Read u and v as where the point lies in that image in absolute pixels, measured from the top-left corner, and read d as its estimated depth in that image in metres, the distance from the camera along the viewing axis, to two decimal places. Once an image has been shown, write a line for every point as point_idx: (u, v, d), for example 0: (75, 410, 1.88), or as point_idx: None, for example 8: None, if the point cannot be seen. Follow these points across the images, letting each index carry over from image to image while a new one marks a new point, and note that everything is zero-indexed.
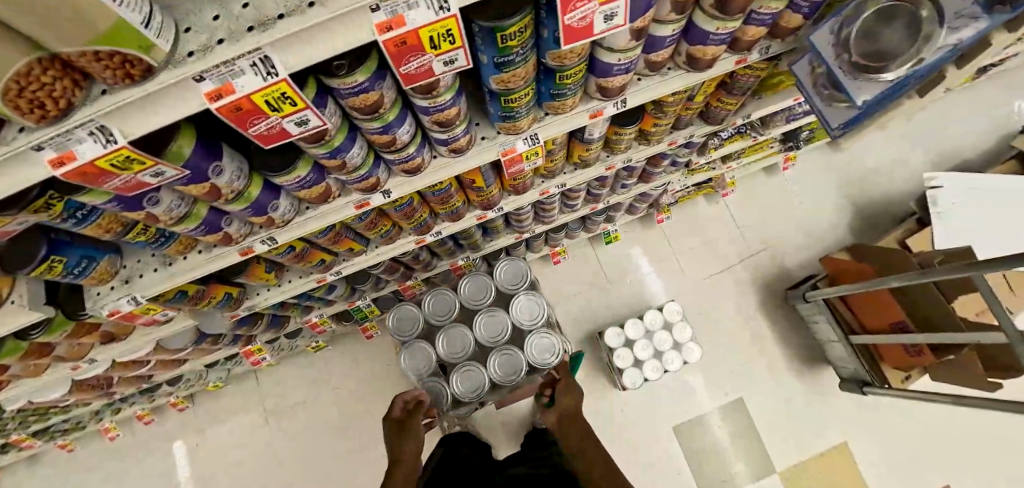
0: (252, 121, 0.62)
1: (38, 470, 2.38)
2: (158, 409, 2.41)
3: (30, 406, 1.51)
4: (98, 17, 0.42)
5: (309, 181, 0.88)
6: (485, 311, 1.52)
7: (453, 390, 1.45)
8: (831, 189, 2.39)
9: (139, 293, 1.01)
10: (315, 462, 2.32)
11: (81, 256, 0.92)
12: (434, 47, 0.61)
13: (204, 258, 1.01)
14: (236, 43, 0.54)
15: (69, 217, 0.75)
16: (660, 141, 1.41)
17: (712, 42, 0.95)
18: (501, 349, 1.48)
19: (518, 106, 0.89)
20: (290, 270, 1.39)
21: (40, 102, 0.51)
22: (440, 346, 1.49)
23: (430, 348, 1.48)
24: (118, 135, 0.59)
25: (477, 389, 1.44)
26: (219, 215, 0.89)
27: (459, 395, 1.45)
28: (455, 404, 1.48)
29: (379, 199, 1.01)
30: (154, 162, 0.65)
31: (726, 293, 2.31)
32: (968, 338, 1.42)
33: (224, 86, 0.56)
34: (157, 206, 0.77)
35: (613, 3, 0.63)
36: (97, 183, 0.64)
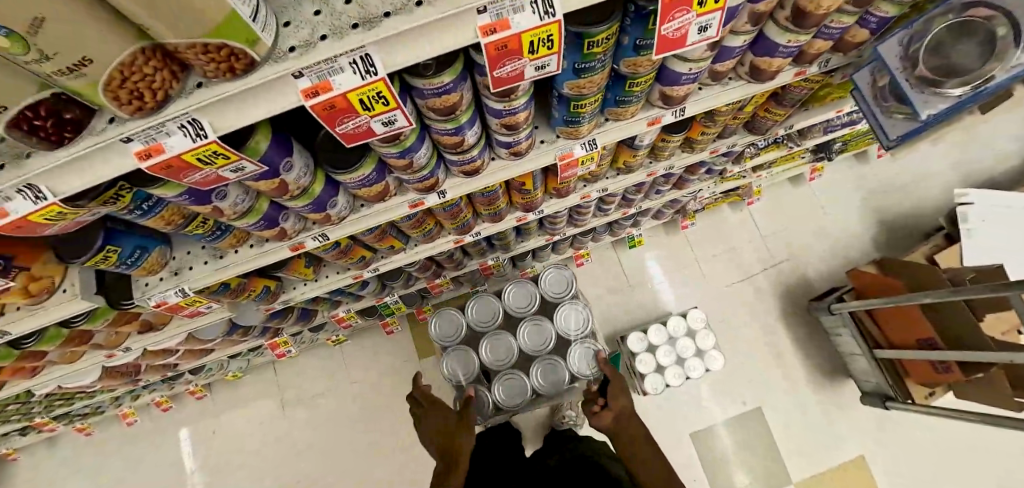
0: (342, 120, 0.59)
1: (58, 452, 2.40)
2: (177, 396, 2.41)
3: (60, 390, 1.51)
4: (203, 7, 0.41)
5: (371, 180, 0.87)
6: (530, 320, 1.53)
7: (495, 397, 1.47)
8: (857, 201, 2.38)
9: (187, 286, 1.00)
10: (331, 454, 2.32)
11: (135, 246, 0.91)
12: (531, 52, 0.59)
13: (255, 252, 1.00)
14: (341, 40, 0.52)
15: (135, 208, 0.74)
16: (704, 149, 1.39)
17: (781, 54, 0.93)
18: (544, 359, 1.50)
19: (584, 112, 0.88)
20: (327, 266, 1.38)
21: (140, 93, 0.50)
22: (484, 353, 1.50)
23: (474, 354, 1.49)
24: (208, 129, 0.56)
25: (519, 397, 1.47)
26: (279, 210, 0.88)
27: (500, 401, 1.47)
28: (495, 410, 1.50)
29: (434, 200, 1.00)
30: (237, 158, 0.63)
31: (747, 302, 2.31)
32: (999, 356, 1.39)
33: (322, 84, 0.54)
34: (223, 200, 0.76)
35: (711, 13, 0.63)
36: (178, 177, 0.62)
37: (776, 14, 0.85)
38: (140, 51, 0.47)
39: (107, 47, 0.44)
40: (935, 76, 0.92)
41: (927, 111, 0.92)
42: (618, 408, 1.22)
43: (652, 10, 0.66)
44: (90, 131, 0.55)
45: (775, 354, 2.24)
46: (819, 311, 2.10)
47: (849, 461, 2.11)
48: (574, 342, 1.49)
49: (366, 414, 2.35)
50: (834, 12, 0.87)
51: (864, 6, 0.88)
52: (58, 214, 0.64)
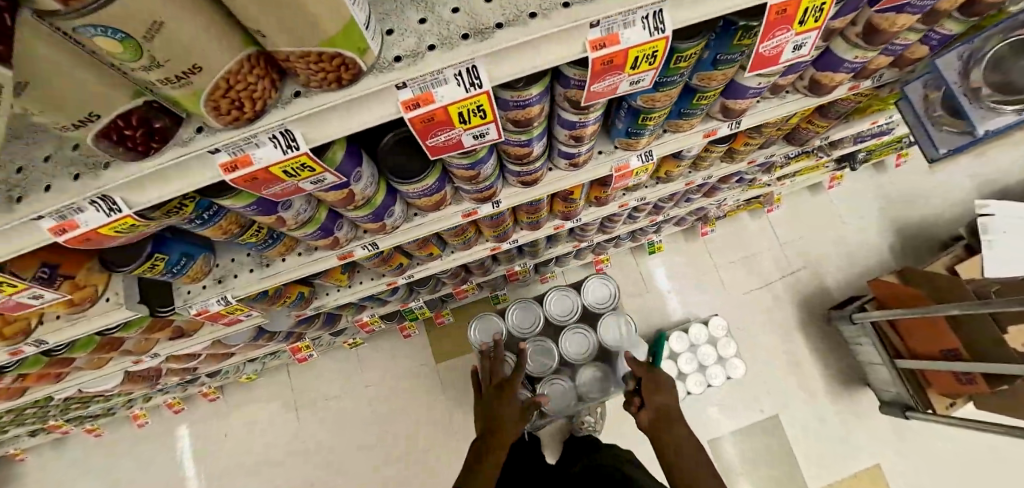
0: (435, 132, 0.57)
1: (65, 453, 2.35)
2: (188, 398, 2.37)
3: (80, 394, 1.47)
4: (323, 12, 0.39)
5: (432, 190, 0.84)
6: (573, 327, 1.59)
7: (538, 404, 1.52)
8: (874, 210, 2.39)
9: (232, 294, 0.97)
10: (345, 459, 2.29)
11: (182, 253, 0.87)
12: (632, 68, 0.58)
13: (303, 261, 0.98)
14: (451, 51, 0.50)
15: (196, 218, 0.70)
16: (743, 160, 1.38)
17: (845, 69, 0.92)
18: (585, 365, 1.57)
19: (650, 125, 0.86)
20: (361, 272, 1.35)
21: (240, 103, 0.48)
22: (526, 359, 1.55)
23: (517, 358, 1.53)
24: (300, 140, 0.53)
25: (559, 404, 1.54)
26: (335, 219, 0.86)
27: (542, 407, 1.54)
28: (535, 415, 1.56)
29: (487, 209, 0.98)
30: (321, 170, 0.60)
31: (765, 309, 2.31)
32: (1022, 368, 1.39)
33: (424, 95, 0.51)
34: (288, 210, 0.74)
35: (809, 33, 0.63)
36: (259, 189, 0.59)
37: (846, 31, 0.84)
38: (245, 59, 0.44)
39: (216, 55, 0.42)
40: (992, 91, 0.92)
41: (984, 126, 0.92)
42: (654, 408, 1.21)
43: (742, 25, 0.65)
44: (177, 141, 0.52)
45: (793, 362, 2.25)
46: (839, 320, 2.13)
47: (865, 469, 2.12)
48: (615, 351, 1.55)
49: (381, 417, 2.32)
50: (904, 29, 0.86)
51: (931, 24, 0.87)
52: (128, 226, 0.61)
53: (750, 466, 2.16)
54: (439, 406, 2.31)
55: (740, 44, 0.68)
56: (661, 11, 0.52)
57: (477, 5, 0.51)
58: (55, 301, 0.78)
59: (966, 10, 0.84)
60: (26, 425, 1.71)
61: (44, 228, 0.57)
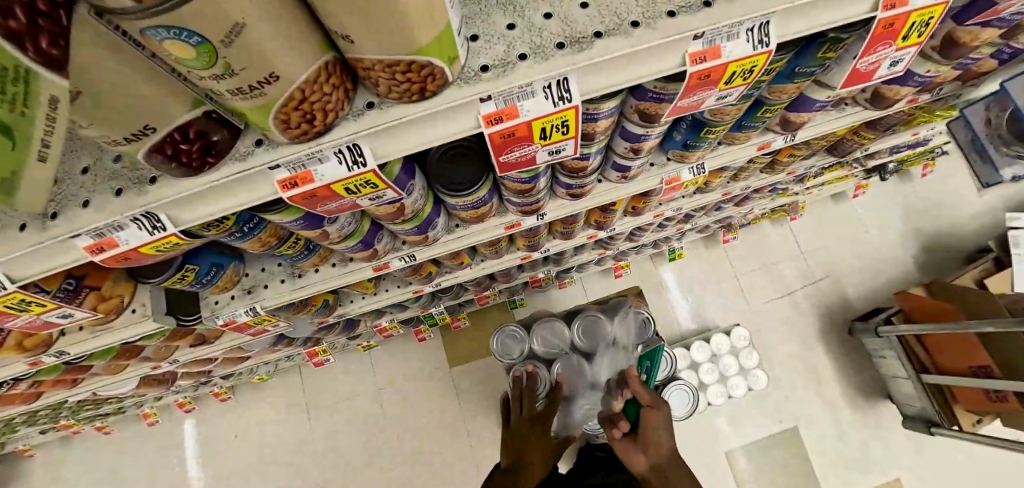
0: (512, 148, 0.52)
1: (73, 451, 2.31)
2: (198, 398, 2.32)
3: (93, 397, 1.43)
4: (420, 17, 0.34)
5: (480, 203, 0.79)
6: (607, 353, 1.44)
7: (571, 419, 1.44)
8: (898, 220, 2.35)
9: (262, 305, 0.92)
10: (355, 462, 2.24)
11: (212, 263, 0.82)
12: (726, 83, 0.53)
13: (338, 272, 0.94)
14: (544, 62, 0.45)
15: (236, 231, 0.64)
16: (784, 171, 1.34)
17: (913, 83, 0.88)
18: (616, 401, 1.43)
19: (710, 138, 0.81)
20: (388, 279, 1.30)
21: (311, 116, 0.43)
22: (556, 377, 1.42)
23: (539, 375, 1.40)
24: (368, 156, 0.49)
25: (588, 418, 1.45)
26: (376, 231, 0.81)
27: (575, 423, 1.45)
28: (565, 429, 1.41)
29: (532, 222, 0.94)
30: (383, 186, 0.55)
31: (786, 319, 2.27)
32: None
33: (508, 109, 0.47)
34: (333, 224, 0.69)
35: (909, 48, 0.59)
36: (315, 206, 0.55)
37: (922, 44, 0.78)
38: (322, 67, 0.40)
39: (294, 63, 0.37)
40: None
41: None
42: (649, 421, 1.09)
43: (832, 37, 0.59)
44: (235, 155, 0.47)
45: (813, 374, 2.21)
46: (862, 333, 2.10)
47: (884, 483, 2.09)
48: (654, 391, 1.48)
49: (391, 421, 2.27)
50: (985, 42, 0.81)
51: (1008, 38, 0.82)
52: (169, 244, 0.56)
53: (764, 476, 2.12)
54: (451, 411, 2.27)
55: (824, 57, 0.63)
56: (767, 23, 0.48)
57: (571, 12, 0.46)
58: (82, 318, 0.73)
59: None
60: (36, 425, 1.67)
61: (79, 247, 0.52)
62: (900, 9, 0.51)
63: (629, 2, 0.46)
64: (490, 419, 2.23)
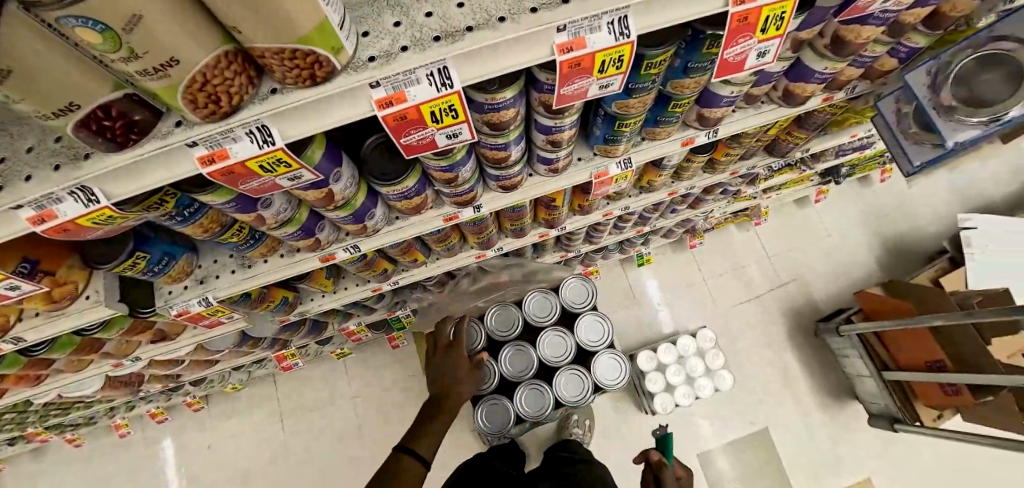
0: (409, 131, 0.59)
1: (42, 464, 2.32)
2: (171, 408, 2.35)
3: (59, 398, 1.47)
4: (297, 15, 0.41)
5: (412, 192, 0.86)
6: (552, 330, 1.42)
7: (479, 424, 1.35)
8: (857, 224, 2.45)
9: (212, 295, 0.97)
10: (329, 472, 2.24)
11: (163, 253, 0.87)
12: (601, 71, 0.59)
13: (286, 262, 0.98)
14: (422, 53, 0.52)
15: (177, 215, 0.70)
16: (725, 171, 1.41)
17: (816, 80, 0.92)
18: (566, 370, 1.39)
19: (625, 132, 0.88)
20: (347, 277, 1.35)
21: (216, 97, 0.49)
22: (504, 364, 1.39)
23: (493, 365, 1.37)
24: (276, 136, 0.55)
25: (501, 425, 1.35)
26: (316, 220, 0.87)
27: (485, 429, 1.34)
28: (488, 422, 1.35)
29: (469, 214, 0.99)
30: (298, 166, 0.62)
31: (752, 322, 2.34)
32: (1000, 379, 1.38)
33: (397, 94, 0.54)
34: (267, 209, 0.74)
35: (772, 40, 0.63)
36: (235, 183, 0.60)
37: (815, 43, 0.85)
38: (223, 56, 0.46)
39: (193, 50, 0.43)
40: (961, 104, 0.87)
41: (955, 138, 0.85)
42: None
43: (710, 34, 0.66)
44: (156, 135, 0.53)
45: (784, 375, 2.25)
46: (825, 333, 2.13)
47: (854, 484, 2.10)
48: (599, 353, 1.39)
49: (364, 430, 2.29)
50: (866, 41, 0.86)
51: (897, 37, 0.87)
52: (105, 218, 0.60)
53: (739, 477, 2.13)
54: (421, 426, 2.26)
55: (710, 53, 0.71)
56: (626, 17, 0.54)
57: (448, 11, 0.54)
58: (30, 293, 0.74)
59: (931, 24, 0.84)
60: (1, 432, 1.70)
61: (23, 219, 0.56)
62: (748, 3, 0.56)
63: (498, 1, 0.54)
64: (463, 427, 2.24)
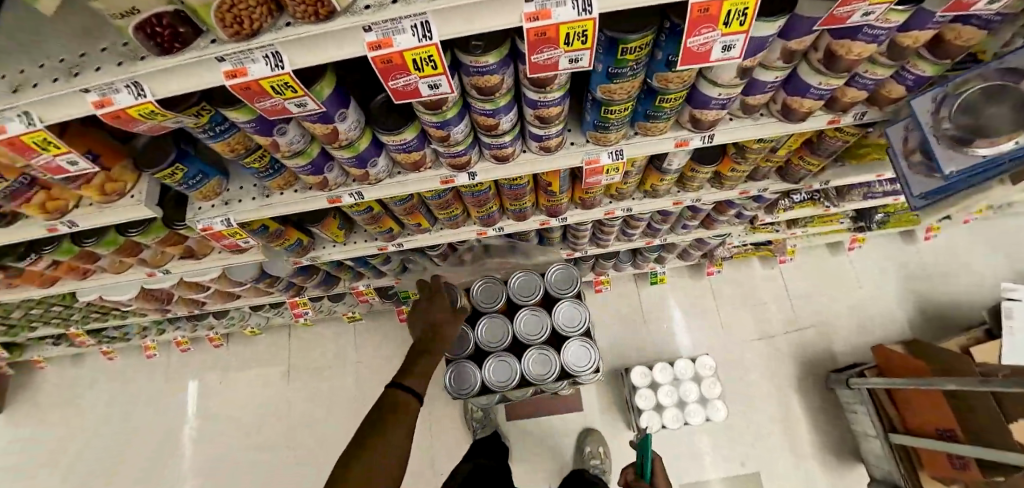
0: (396, 75, 0.69)
1: (83, 368, 2.65)
2: (195, 340, 2.61)
3: (103, 301, 1.69)
4: None
5: (411, 146, 0.95)
6: (530, 311, 1.33)
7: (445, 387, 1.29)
8: (893, 279, 2.32)
9: (233, 216, 1.10)
10: (321, 426, 2.38)
11: (198, 170, 1.02)
12: (567, 44, 0.67)
13: (298, 197, 1.10)
14: (407, 6, 0.62)
15: (209, 129, 0.83)
16: (734, 189, 1.42)
17: (812, 95, 0.93)
18: (538, 355, 1.30)
19: (612, 119, 0.94)
20: (357, 232, 1.47)
21: (240, 20, 0.60)
22: (478, 336, 1.31)
23: (467, 334, 1.30)
24: (286, 63, 0.66)
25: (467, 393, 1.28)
26: (325, 159, 0.99)
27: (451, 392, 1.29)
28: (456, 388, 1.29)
29: (464, 179, 1.08)
30: (303, 93, 0.73)
31: (761, 361, 2.25)
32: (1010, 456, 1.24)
33: (385, 40, 0.63)
34: (283, 136, 0.86)
35: (736, 35, 0.66)
36: (252, 99, 0.72)
37: (810, 55, 0.86)
38: None
39: None
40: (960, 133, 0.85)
41: (950, 167, 0.84)
42: None
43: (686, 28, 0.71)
44: (195, 47, 0.65)
45: (786, 421, 2.14)
46: (835, 383, 2.03)
47: None
48: (573, 342, 1.30)
49: (365, 391, 2.44)
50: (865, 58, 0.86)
51: (900, 61, 0.86)
52: (150, 113, 0.73)
53: None
54: None
55: None
56: None
57: None
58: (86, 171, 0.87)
59: (938, 51, 0.83)
60: (51, 324, 1.98)
61: (88, 102, 0.70)
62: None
63: None
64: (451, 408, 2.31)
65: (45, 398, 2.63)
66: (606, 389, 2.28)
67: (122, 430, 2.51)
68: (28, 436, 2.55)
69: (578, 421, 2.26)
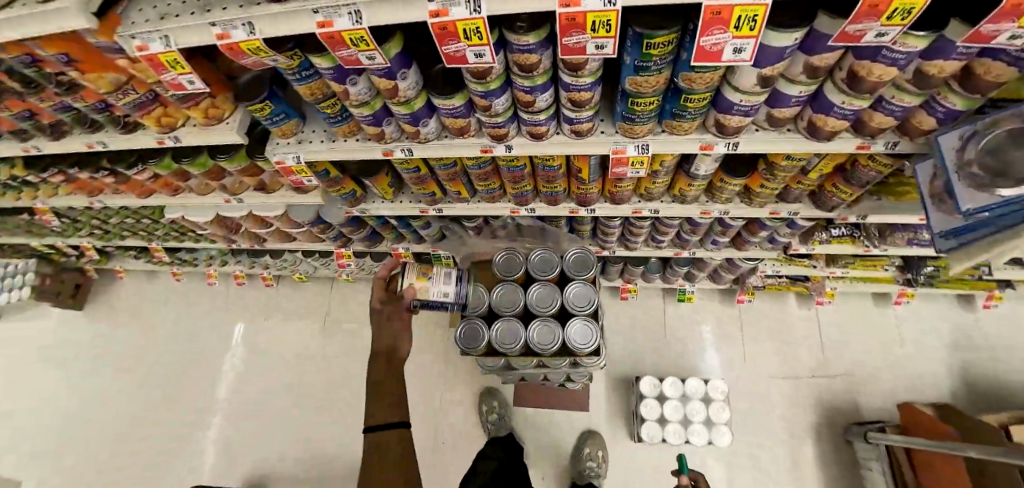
0: (448, 41, 0.82)
1: (156, 284, 3.06)
2: (251, 277, 2.94)
3: (184, 222, 1.97)
4: None
5: (458, 112, 1.09)
6: (543, 286, 1.35)
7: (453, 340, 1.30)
8: (941, 343, 2.19)
9: (302, 154, 1.28)
10: (348, 374, 2.65)
11: (281, 110, 1.21)
12: (593, 30, 0.77)
13: (359, 145, 1.26)
14: None
15: (297, 72, 1.01)
16: (764, 208, 1.43)
17: (836, 114, 0.96)
18: (545, 327, 1.30)
19: (639, 111, 1.02)
20: (404, 193, 1.63)
21: None
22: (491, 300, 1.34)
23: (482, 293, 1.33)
24: (364, 20, 0.81)
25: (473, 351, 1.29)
26: (385, 114, 1.14)
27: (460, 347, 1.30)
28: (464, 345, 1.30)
29: (501, 150, 1.20)
30: (373, 47, 0.87)
31: (779, 399, 2.17)
32: None
33: (443, 10, 0.77)
34: (354, 86, 1.02)
35: (746, 39, 0.73)
36: (333, 48, 0.88)
37: (835, 74, 0.90)
38: None
39: None
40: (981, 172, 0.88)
41: (968, 204, 0.86)
42: None
43: None
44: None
45: (795, 466, 2.05)
46: (854, 436, 1.96)
47: None
48: (580, 322, 1.29)
49: None
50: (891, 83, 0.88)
51: (930, 91, 0.88)
52: (255, 49, 0.91)
53: None
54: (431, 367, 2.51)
55: None
56: None
57: None
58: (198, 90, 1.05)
59: (969, 86, 0.83)
60: (136, 236, 2.33)
61: (213, 34, 0.89)
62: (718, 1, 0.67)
63: None
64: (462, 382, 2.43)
65: (123, 304, 3.04)
66: (613, 396, 2.29)
67: (179, 344, 2.87)
68: (103, 333, 2.97)
69: (580, 423, 2.26)
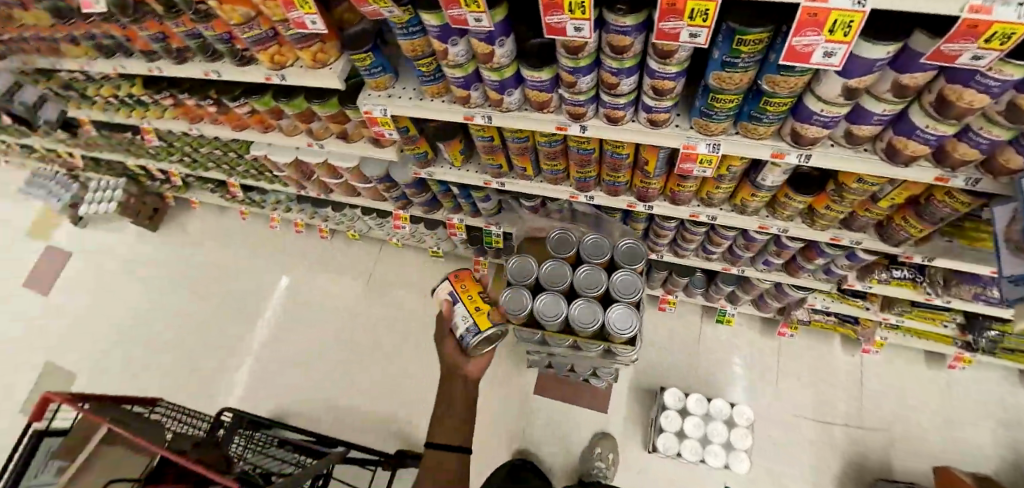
0: (552, 13, 0.88)
1: (225, 219, 3.32)
2: (309, 226, 3.14)
3: (265, 161, 2.15)
4: None
5: (543, 86, 1.15)
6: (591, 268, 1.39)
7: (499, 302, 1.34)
8: (994, 418, 2.06)
9: (390, 108, 1.39)
10: (381, 334, 2.79)
11: (379, 63, 1.31)
12: (690, 19, 0.80)
13: (443, 106, 1.35)
14: None
15: (406, 27, 1.09)
16: (826, 233, 1.41)
17: (919, 139, 0.95)
18: (587, 306, 1.33)
19: (718, 108, 1.04)
20: (472, 163, 1.72)
21: None
22: (541, 271, 1.39)
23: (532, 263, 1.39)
24: None
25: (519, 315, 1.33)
26: (475, 79, 1.22)
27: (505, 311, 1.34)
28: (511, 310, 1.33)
29: (575, 130, 1.25)
30: (483, 9, 0.92)
31: (804, 440, 2.10)
32: None
33: None
34: (454, 47, 1.10)
35: (838, 44, 0.74)
36: (446, 6, 0.94)
37: (924, 96, 0.89)
38: None
39: None
40: None
41: None
42: None
43: None
44: None
45: None
46: None
47: None
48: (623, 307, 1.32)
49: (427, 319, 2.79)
50: (982, 114, 0.86)
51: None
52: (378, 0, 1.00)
53: None
54: None
55: None
56: None
57: None
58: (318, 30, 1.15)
59: None
60: (219, 169, 2.54)
61: None
62: (816, 3, 0.68)
63: None
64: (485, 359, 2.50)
65: (192, 232, 3.32)
66: (632, 402, 2.28)
67: (235, 276, 3.10)
68: (172, 254, 3.25)
69: (593, 424, 2.26)
